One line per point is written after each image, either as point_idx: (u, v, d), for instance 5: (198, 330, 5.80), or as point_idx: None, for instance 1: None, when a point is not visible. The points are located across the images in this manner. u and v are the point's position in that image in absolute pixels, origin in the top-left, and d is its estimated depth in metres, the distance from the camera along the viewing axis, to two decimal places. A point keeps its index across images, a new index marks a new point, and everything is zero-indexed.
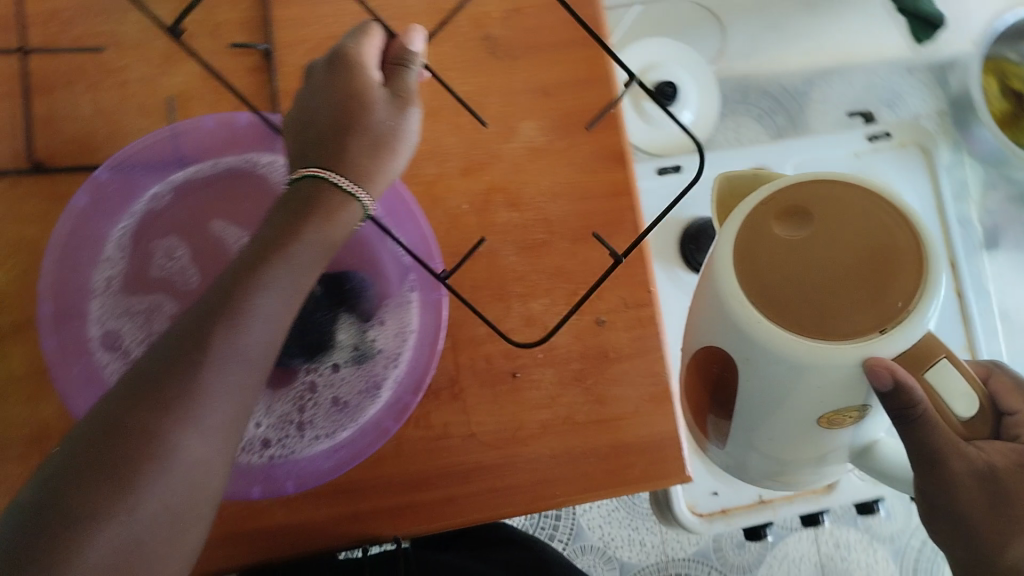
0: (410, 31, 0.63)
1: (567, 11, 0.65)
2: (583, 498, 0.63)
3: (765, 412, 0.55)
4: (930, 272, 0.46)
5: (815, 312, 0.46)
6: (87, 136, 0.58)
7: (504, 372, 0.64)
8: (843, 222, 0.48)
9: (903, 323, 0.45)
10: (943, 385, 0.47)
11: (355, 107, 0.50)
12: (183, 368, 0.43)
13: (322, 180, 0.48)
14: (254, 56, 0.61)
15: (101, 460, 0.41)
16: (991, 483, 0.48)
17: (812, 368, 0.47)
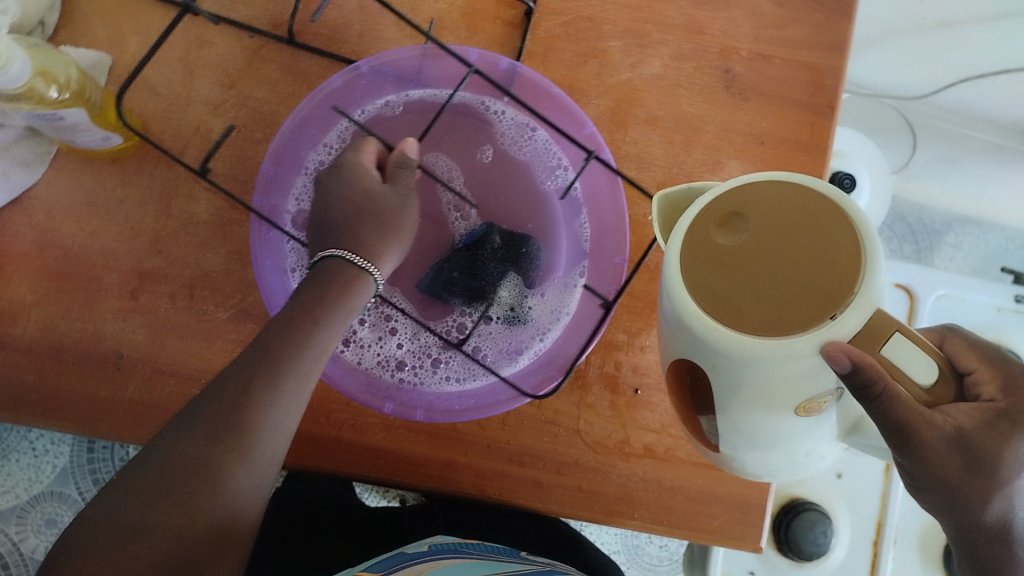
0: (661, 38, 0.64)
1: (809, 74, 0.65)
2: (657, 529, 0.63)
3: (762, 416, 0.39)
4: (869, 255, 0.33)
5: (760, 309, 0.33)
6: (342, 27, 0.60)
7: (625, 385, 0.63)
8: (763, 216, 0.34)
9: (852, 308, 0.32)
10: (897, 355, 0.33)
11: (366, 205, 0.51)
12: (263, 383, 0.45)
13: (345, 262, 0.49)
14: (515, 10, 0.64)
15: (177, 467, 0.42)
16: (962, 444, 0.38)
17: (769, 364, 0.34)
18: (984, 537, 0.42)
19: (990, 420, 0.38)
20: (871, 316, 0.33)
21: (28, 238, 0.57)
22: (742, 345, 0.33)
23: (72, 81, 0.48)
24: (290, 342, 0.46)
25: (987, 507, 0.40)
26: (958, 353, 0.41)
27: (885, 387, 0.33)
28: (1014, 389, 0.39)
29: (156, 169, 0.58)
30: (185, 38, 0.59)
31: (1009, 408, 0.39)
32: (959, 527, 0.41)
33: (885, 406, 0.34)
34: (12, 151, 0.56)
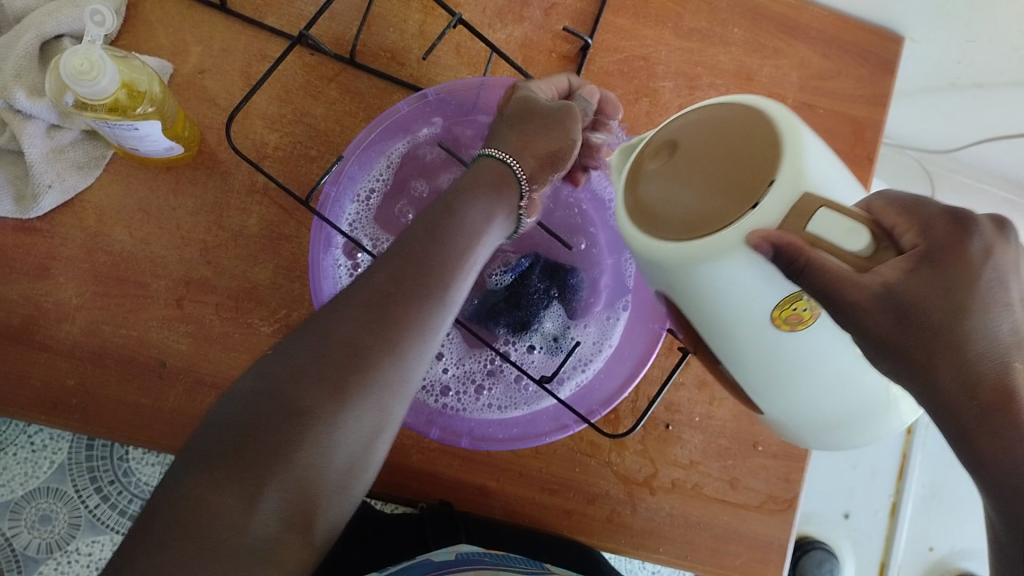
0: (711, 82, 0.65)
1: (850, 126, 0.67)
2: (680, 565, 0.63)
3: (750, 338, 0.40)
4: (793, 150, 0.35)
5: (691, 213, 0.37)
6: (402, 50, 0.61)
7: (658, 420, 0.63)
8: (692, 133, 0.38)
9: (770, 194, 0.35)
10: (825, 229, 0.34)
11: (546, 121, 0.55)
12: (410, 312, 0.43)
13: (499, 162, 0.51)
14: (571, 45, 0.65)
15: (323, 382, 0.40)
16: (891, 300, 0.32)
17: (717, 266, 0.36)
18: (971, 413, 0.32)
19: (914, 265, 0.33)
20: (796, 200, 0.34)
21: (77, 240, 0.57)
22: (683, 252, 0.37)
23: (153, 94, 0.49)
24: (442, 281, 0.45)
25: (932, 361, 0.32)
26: (880, 210, 0.35)
27: (802, 254, 0.33)
28: (938, 225, 0.33)
29: (210, 179, 0.58)
30: (248, 51, 0.59)
31: (933, 243, 0.33)
32: (939, 412, 0.33)
33: (810, 272, 0.33)
34: (67, 154, 0.56)
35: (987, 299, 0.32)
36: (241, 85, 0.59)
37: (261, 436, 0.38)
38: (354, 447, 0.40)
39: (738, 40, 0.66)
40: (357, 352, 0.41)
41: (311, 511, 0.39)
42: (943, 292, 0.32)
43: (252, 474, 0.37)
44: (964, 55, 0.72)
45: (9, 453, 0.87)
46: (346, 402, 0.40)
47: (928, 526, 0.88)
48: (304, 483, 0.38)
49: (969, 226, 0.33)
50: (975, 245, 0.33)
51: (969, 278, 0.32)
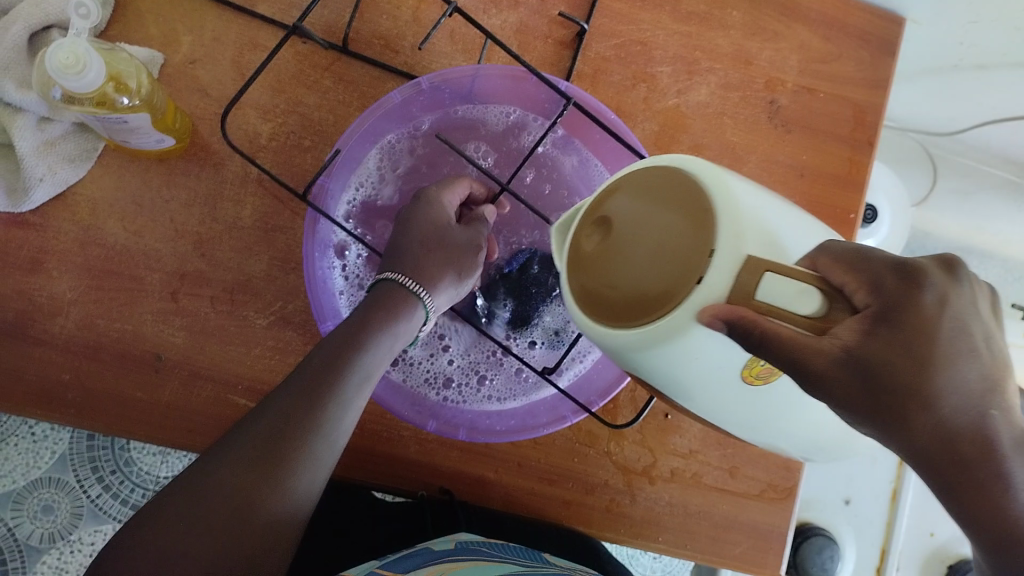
0: (709, 67, 0.65)
1: (850, 109, 0.66)
2: (680, 553, 0.63)
3: (717, 399, 0.37)
4: (725, 212, 0.33)
5: (637, 295, 0.34)
6: (396, 38, 0.60)
7: (657, 410, 0.63)
8: (623, 208, 0.35)
9: (714, 266, 0.32)
10: (774, 294, 0.32)
11: (445, 236, 0.51)
12: (355, 369, 0.45)
13: (398, 286, 0.49)
14: (567, 30, 0.64)
15: (284, 434, 0.42)
16: (853, 367, 0.28)
17: (671, 343, 0.34)
18: (951, 467, 0.27)
19: (871, 328, 0.29)
20: (740, 263, 0.32)
21: (70, 234, 0.56)
22: (636, 334, 0.34)
23: (141, 86, 0.48)
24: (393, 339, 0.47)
25: (907, 421, 0.28)
26: (825, 266, 0.32)
27: (754, 327, 0.30)
28: (888, 281, 0.29)
29: (203, 171, 0.57)
30: (239, 40, 0.58)
31: (886, 303, 0.29)
32: (915, 464, 0.28)
33: (766, 347, 0.29)
34: (58, 147, 0.55)
35: (951, 350, 0.28)
36: (233, 75, 0.58)
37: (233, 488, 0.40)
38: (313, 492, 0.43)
39: (737, 23, 0.65)
40: (309, 403, 0.43)
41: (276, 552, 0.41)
42: (906, 350, 0.28)
43: (217, 530, 0.39)
44: (968, 36, 0.71)
45: (10, 443, 0.87)
46: (299, 455, 0.42)
47: (928, 514, 0.88)
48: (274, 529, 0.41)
49: (922, 276, 0.29)
50: (930, 297, 0.29)
51: (929, 331, 0.28)
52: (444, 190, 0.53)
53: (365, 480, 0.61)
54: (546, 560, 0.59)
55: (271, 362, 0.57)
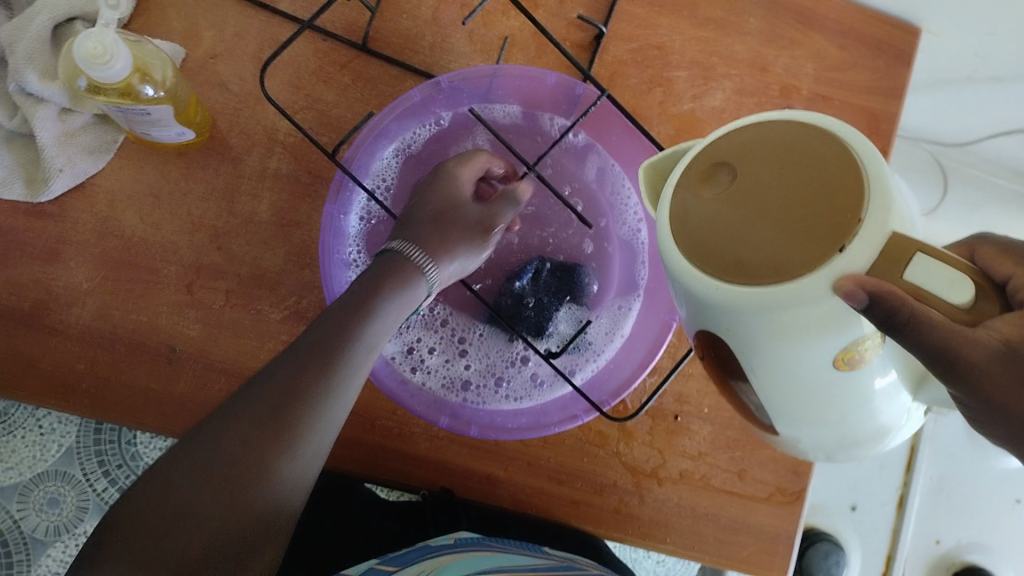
0: (725, 72, 0.65)
1: (865, 117, 0.66)
2: (687, 556, 0.63)
3: (797, 378, 0.34)
4: (875, 178, 0.30)
5: (761, 257, 0.30)
6: (416, 37, 0.60)
7: (667, 411, 0.63)
8: (757, 164, 0.31)
9: (861, 237, 0.28)
10: (923, 280, 0.28)
11: (456, 216, 0.55)
12: (360, 341, 0.46)
13: (407, 261, 0.50)
14: (585, 33, 0.64)
15: (263, 422, 0.42)
16: (1010, 357, 0.27)
17: (785, 312, 0.30)
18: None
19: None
20: (887, 239, 0.28)
21: (88, 225, 0.56)
22: (743, 298, 0.30)
23: (166, 78, 0.48)
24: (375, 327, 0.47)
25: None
26: (993, 261, 0.31)
27: (906, 305, 0.27)
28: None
29: (221, 164, 0.58)
30: (260, 36, 0.59)
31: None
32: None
33: (916, 329, 0.27)
34: (79, 139, 0.56)
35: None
36: (253, 70, 0.58)
37: (213, 474, 0.40)
38: (303, 479, 0.43)
39: (754, 29, 0.65)
40: (315, 370, 0.44)
41: (258, 536, 0.40)
42: None
43: (228, 492, 0.40)
44: (981, 48, 0.71)
45: (18, 436, 0.88)
46: (310, 417, 0.43)
47: (934, 524, 0.88)
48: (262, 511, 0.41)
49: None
50: None
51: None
52: (462, 163, 0.56)
53: (372, 476, 0.61)
54: (543, 551, 0.60)
55: None
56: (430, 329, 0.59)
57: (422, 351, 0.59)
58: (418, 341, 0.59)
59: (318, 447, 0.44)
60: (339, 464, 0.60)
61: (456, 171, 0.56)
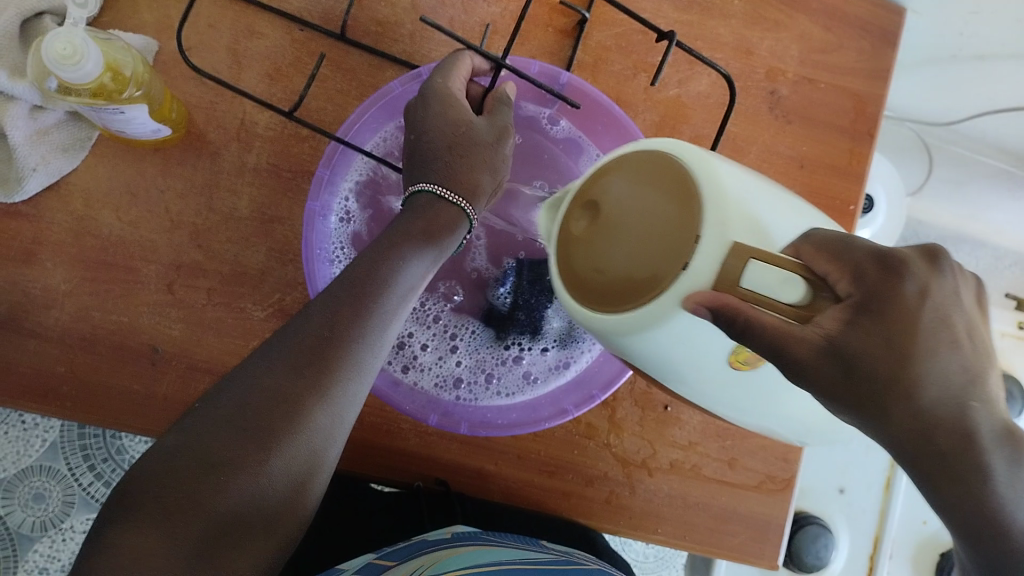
0: (710, 57, 0.64)
1: (851, 99, 0.65)
2: (677, 545, 0.63)
3: (706, 380, 0.39)
4: (712, 199, 0.35)
5: (621, 280, 0.36)
6: (395, 25, 0.59)
7: (656, 400, 0.62)
8: (614, 195, 0.37)
9: (700, 251, 0.34)
10: (759, 282, 0.34)
11: (471, 135, 0.50)
12: (366, 327, 0.41)
13: (437, 198, 0.48)
14: (568, 19, 0.63)
15: (257, 413, 0.36)
16: (833, 353, 0.30)
17: (660, 328, 0.36)
18: (933, 462, 0.29)
19: (854, 316, 0.30)
20: (726, 251, 0.34)
21: (63, 224, 0.55)
22: (621, 322, 0.37)
23: (139, 75, 0.47)
24: (393, 301, 0.43)
25: (888, 414, 0.30)
26: (810, 257, 0.33)
27: (740, 314, 0.32)
28: (870, 271, 0.31)
29: (199, 160, 0.56)
30: (236, 27, 0.57)
31: (869, 291, 0.30)
32: (899, 457, 0.30)
33: (751, 333, 0.32)
34: (51, 136, 0.54)
35: (932, 342, 0.30)
36: (229, 63, 0.57)
37: (205, 460, 0.34)
38: (306, 474, 0.37)
39: (739, 12, 0.64)
40: (316, 358, 0.39)
41: (242, 540, 0.34)
42: (880, 340, 0.30)
43: (216, 492, 0.34)
44: (968, 26, 0.72)
45: (1, 431, 0.87)
46: (310, 406, 0.38)
47: (923, 502, 0.89)
48: (253, 499, 0.35)
49: (903, 268, 0.31)
50: (910, 287, 0.30)
51: (910, 321, 0.30)
52: (455, 78, 0.51)
53: (362, 473, 0.60)
54: (541, 544, 0.58)
55: None
56: (423, 325, 0.58)
57: (414, 349, 0.57)
58: (410, 336, 0.57)
59: (323, 432, 0.38)
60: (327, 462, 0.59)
61: (453, 95, 0.51)
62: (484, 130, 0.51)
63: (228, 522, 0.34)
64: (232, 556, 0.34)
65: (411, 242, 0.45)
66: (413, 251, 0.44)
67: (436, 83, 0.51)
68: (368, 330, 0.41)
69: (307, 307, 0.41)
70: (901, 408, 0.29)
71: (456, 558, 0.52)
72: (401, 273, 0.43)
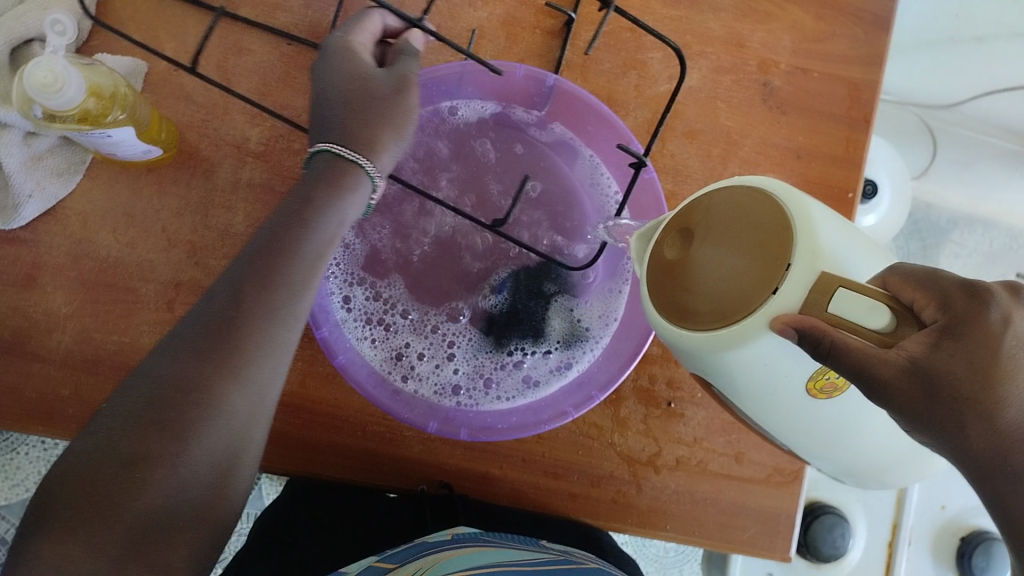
0: (701, 51, 0.64)
1: (845, 86, 0.65)
2: (687, 540, 0.62)
3: (783, 406, 0.40)
4: (805, 230, 0.35)
5: (712, 304, 0.37)
6: None
7: (660, 398, 0.62)
8: (714, 224, 0.38)
9: (789, 278, 0.34)
10: (846, 308, 0.32)
11: (364, 86, 0.48)
12: (273, 302, 0.42)
13: (338, 157, 0.46)
14: (556, 20, 0.63)
15: (160, 407, 0.38)
16: (917, 374, 0.29)
17: (741, 351, 0.36)
18: (1010, 484, 0.28)
19: (937, 340, 0.30)
20: (814, 278, 0.34)
21: (62, 248, 0.56)
22: (706, 342, 0.37)
23: (122, 97, 0.48)
24: (299, 271, 0.43)
25: (967, 435, 0.29)
26: (897, 286, 0.33)
27: (825, 335, 0.32)
28: (957, 298, 0.30)
29: (192, 178, 0.57)
30: (223, 44, 0.58)
31: (954, 317, 0.30)
32: (971, 478, 0.29)
33: (835, 354, 0.31)
34: (45, 162, 0.55)
35: (1016, 368, 0.29)
36: (218, 80, 0.57)
37: (119, 459, 0.36)
38: (228, 450, 0.39)
39: (727, 5, 0.64)
40: (220, 343, 0.40)
41: (170, 522, 0.37)
42: (973, 368, 0.29)
43: (131, 486, 0.36)
44: None
45: (21, 452, 0.88)
46: (221, 389, 0.39)
47: (940, 488, 0.88)
48: (173, 492, 0.37)
49: (988, 295, 0.30)
50: (995, 314, 0.29)
51: (994, 345, 0.29)
52: (353, 35, 0.50)
53: (366, 482, 0.61)
54: (543, 545, 0.58)
55: None
56: (420, 335, 0.58)
57: (411, 359, 0.57)
58: (407, 347, 0.57)
59: (240, 416, 0.40)
60: (331, 472, 0.60)
61: (348, 51, 0.49)
62: (381, 79, 0.48)
63: (148, 518, 0.36)
64: (157, 547, 0.36)
65: (318, 204, 0.44)
66: (318, 212, 0.44)
67: (332, 41, 0.49)
68: (273, 305, 0.42)
69: (210, 289, 0.42)
70: (981, 427, 0.28)
71: (457, 560, 0.52)
72: (305, 241, 0.43)
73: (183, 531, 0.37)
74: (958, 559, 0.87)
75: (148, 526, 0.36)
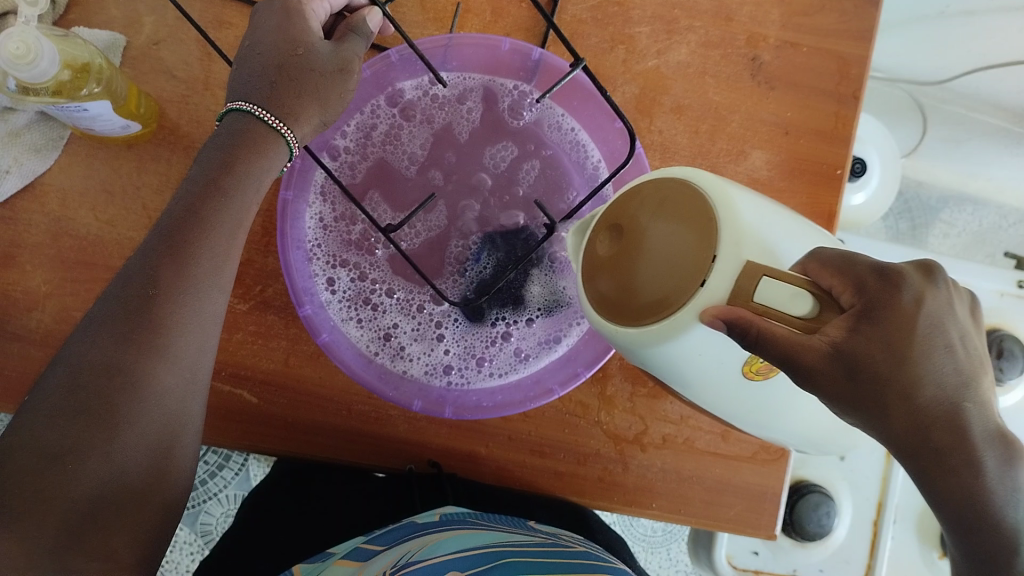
0: (688, 25, 0.63)
1: (836, 61, 0.64)
2: (673, 518, 0.62)
3: (719, 387, 0.42)
4: (727, 219, 0.38)
5: (646, 297, 0.39)
6: None
7: (646, 375, 0.62)
8: (639, 218, 0.40)
9: (716, 269, 0.37)
10: (770, 299, 0.35)
11: (306, 58, 0.46)
12: (194, 278, 0.41)
13: (246, 114, 0.45)
14: None
15: (87, 394, 0.38)
16: (841, 358, 0.33)
17: (677, 338, 0.38)
18: (925, 453, 0.34)
19: (855, 324, 0.34)
20: (739, 268, 0.36)
21: (41, 227, 0.55)
22: (652, 331, 0.39)
23: (97, 70, 0.47)
24: (221, 241, 0.43)
25: (889, 412, 0.34)
26: (816, 272, 0.36)
27: (753, 325, 0.34)
28: (869, 283, 0.35)
29: (173, 155, 0.56)
30: (202, 17, 0.57)
31: (867, 302, 0.34)
32: (896, 446, 0.35)
33: (765, 344, 0.34)
34: (23, 138, 0.55)
35: (927, 348, 0.34)
36: (198, 55, 0.57)
37: (47, 453, 0.37)
38: (162, 431, 0.40)
39: None
40: (145, 323, 0.40)
41: (110, 509, 0.38)
42: (890, 353, 0.34)
43: (65, 477, 0.37)
44: None
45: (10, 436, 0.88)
46: (147, 371, 0.39)
47: None
48: (107, 478, 0.38)
49: (898, 281, 0.35)
50: (907, 298, 0.34)
51: (908, 325, 0.34)
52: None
53: (352, 461, 0.60)
54: (530, 526, 0.58)
55: (253, 347, 0.58)
56: (408, 314, 0.57)
57: (401, 340, 0.57)
58: (395, 327, 0.57)
59: (172, 394, 0.41)
60: (319, 452, 0.59)
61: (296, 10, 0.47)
62: (325, 56, 0.47)
63: (88, 509, 0.37)
64: (100, 533, 0.37)
65: (236, 172, 0.44)
66: (235, 178, 0.44)
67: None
68: (196, 279, 0.41)
69: (127, 264, 0.41)
70: (901, 408, 0.34)
71: (449, 542, 0.51)
72: (223, 212, 0.43)
73: (122, 518, 0.38)
74: (941, 538, 0.88)
75: (84, 517, 0.37)
